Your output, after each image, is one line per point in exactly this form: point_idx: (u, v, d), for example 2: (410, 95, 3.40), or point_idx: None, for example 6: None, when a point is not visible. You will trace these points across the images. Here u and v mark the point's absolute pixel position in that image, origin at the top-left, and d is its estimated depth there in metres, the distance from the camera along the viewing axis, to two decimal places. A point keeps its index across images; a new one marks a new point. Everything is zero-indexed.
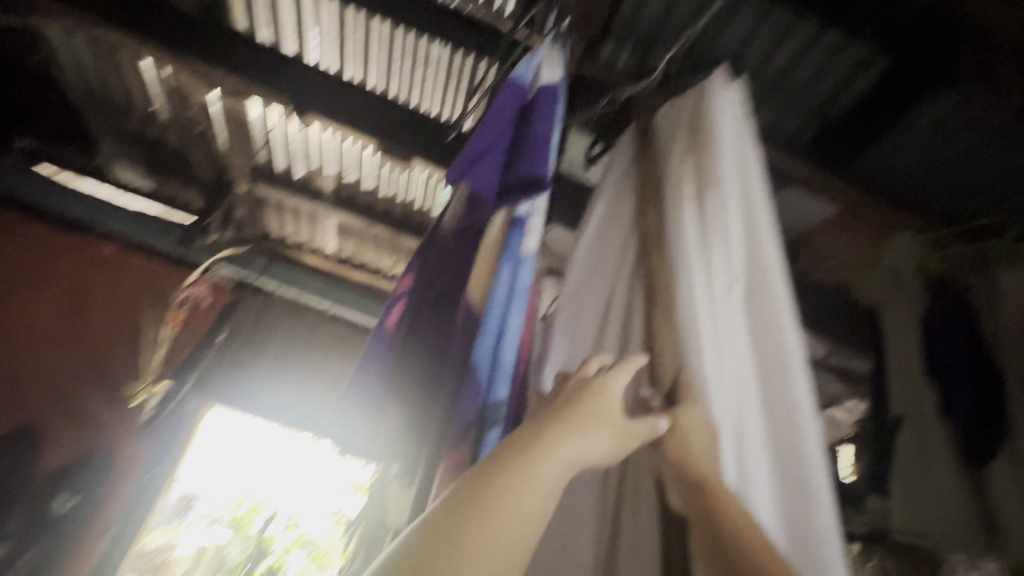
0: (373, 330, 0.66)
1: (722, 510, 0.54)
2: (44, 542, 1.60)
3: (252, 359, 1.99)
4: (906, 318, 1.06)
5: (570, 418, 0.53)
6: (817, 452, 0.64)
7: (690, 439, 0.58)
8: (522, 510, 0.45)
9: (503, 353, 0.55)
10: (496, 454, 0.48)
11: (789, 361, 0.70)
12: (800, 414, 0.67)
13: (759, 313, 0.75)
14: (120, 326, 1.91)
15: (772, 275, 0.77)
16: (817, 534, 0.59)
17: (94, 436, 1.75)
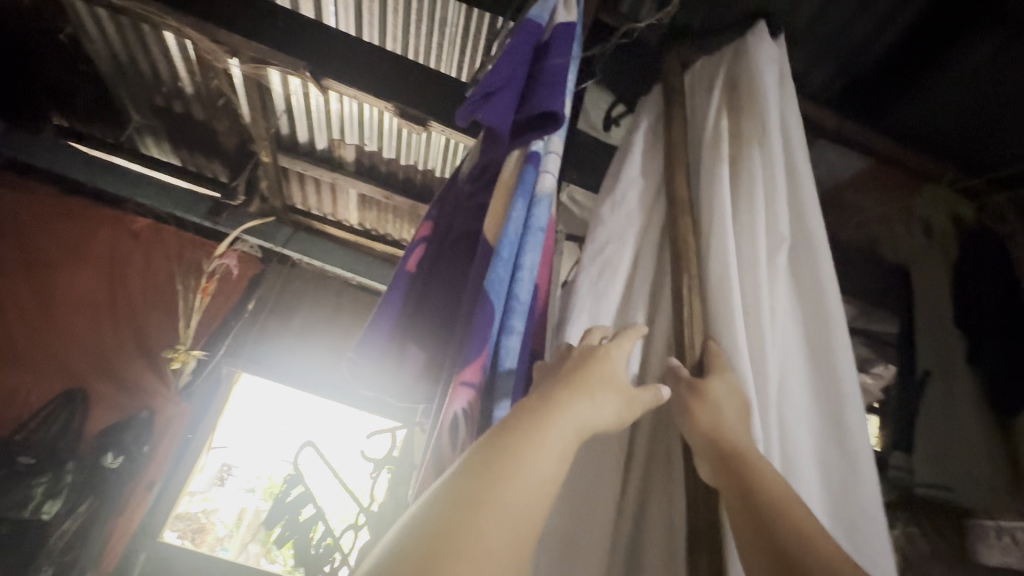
0: (393, 275, 0.66)
1: (758, 482, 0.40)
2: (98, 492, 1.72)
3: (280, 326, 2.17)
4: (937, 271, 1.01)
5: (573, 379, 0.46)
6: (868, 451, 0.49)
7: (723, 409, 0.46)
8: (533, 479, 0.37)
9: (518, 287, 0.53)
10: (494, 423, 0.41)
11: (833, 334, 0.55)
12: (848, 401, 0.51)
13: (806, 285, 0.59)
14: (157, 292, 2.00)
15: (816, 243, 0.60)
16: (866, 543, 0.45)
17: (139, 398, 1.86)
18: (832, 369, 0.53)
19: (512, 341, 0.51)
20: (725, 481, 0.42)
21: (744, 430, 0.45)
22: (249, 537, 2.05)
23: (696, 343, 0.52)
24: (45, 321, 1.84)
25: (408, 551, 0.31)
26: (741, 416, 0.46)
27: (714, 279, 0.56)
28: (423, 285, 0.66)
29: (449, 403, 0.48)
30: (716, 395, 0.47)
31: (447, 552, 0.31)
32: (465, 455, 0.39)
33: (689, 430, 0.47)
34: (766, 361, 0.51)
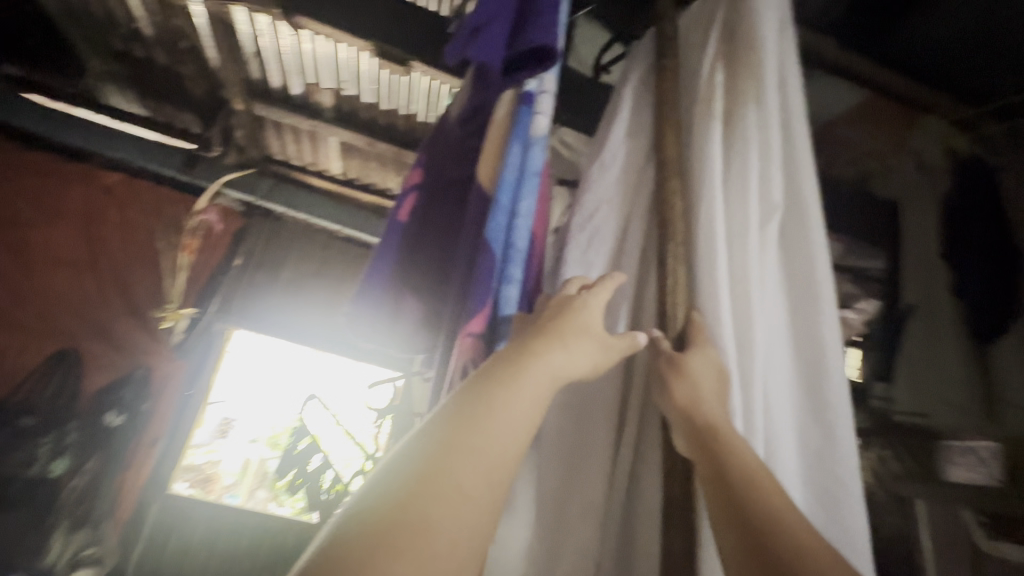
0: (387, 226, 0.66)
1: (731, 464, 0.41)
2: (105, 449, 1.75)
3: (267, 280, 2.13)
4: (926, 206, 1.01)
5: (549, 330, 0.46)
6: (848, 419, 0.50)
7: (699, 384, 0.46)
8: (511, 425, 0.38)
9: (515, 235, 0.52)
10: (468, 382, 0.41)
11: (819, 303, 0.54)
12: (829, 372, 0.51)
13: (792, 254, 0.58)
14: (137, 249, 1.94)
15: (809, 209, 0.58)
16: (839, 508, 0.47)
17: (132, 356, 1.86)
18: (818, 337, 0.53)
19: (512, 290, 0.51)
20: (702, 462, 0.43)
21: (719, 408, 0.45)
22: (256, 483, 2.10)
23: (679, 313, 0.52)
24: (25, 283, 1.79)
25: (389, 496, 0.33)
26: (719, 392, 0.47)
27: (703, 244, 0.54)
28: (415, 237, 0.64)
29: (458, 357, 0.50)
30: (694, 369, 0.47)
31: (427, 499, 0.33)
32: (446, 400, 0.40)
33: (668, 405, 0.48)
34: (752, 336, 0.51)
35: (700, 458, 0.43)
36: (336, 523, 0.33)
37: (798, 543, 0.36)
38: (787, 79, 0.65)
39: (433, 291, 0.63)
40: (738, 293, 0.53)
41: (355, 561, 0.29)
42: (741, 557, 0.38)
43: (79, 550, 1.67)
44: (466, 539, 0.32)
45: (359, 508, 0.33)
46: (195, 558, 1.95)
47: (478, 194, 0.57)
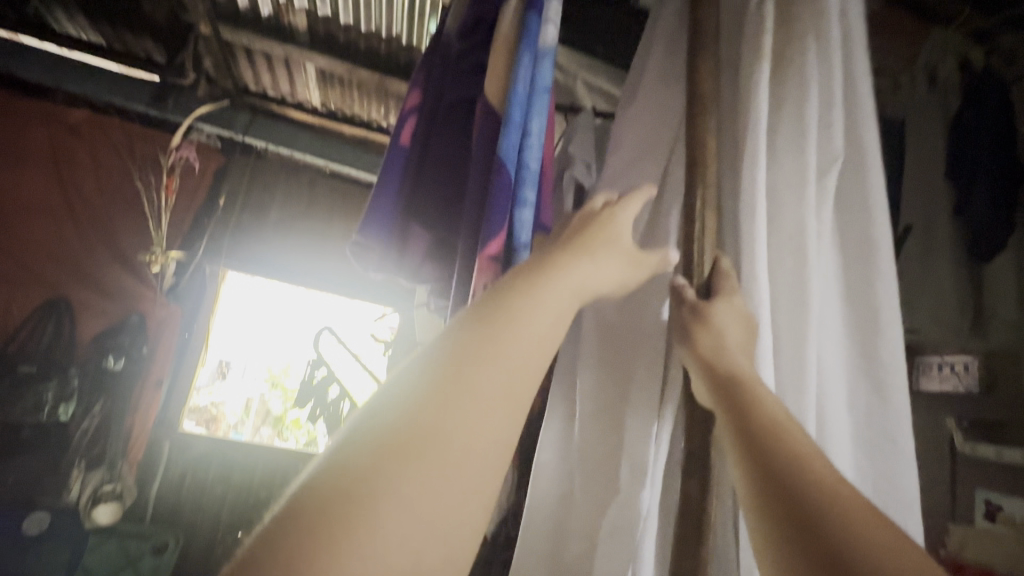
0: (388, 153, 0.62)
1: (752, 412, 0.40)
2: (110, 392, 1.78)
3: (256, 222, 2.05)
4: (934, 124, 0.99)
5: (578, 243, 0.47)
6: (901, 379, 0.50)
7: (725, 332, 0.46)
8: (526, 346, 0.37)
9: (528, 155, 0.50)
10: (490, 296, 0.40)
11: (876, 263, 0.53)
12: (884, 332, 0.51)
13: (848, 212, 0.56)
14: (115, 192, 1.87)
15: (868, 155, 0.56)
16: (893, 467, 0.49)
17: (124, 303, 1.84)
18: (873, 297, 0.52)
19: (527, 213, 0.49)
20: (724, 410, 0.42)
21: (743, 355, 0.45)
22: (259, 422, 2.04)
23: (707, 261, 0.51)
24: (6, 234, 1.75)
25: (399, 410, 0.33)
26: (744, 341, 0.47)
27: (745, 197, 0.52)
28: (418, 165, 0.62)
29: (476, 278, 0.48)
30: (720, 320, 0.47)
31: (439, 415, 0.32)
32: (458, 317, 0.39)
33: (688, 354, 0.48)
34: (808, 292, 0.50)
35: (716, 395, 0.44)
36: (344, 431, 0.33)
37: (811, 470, 0.36)
38: (847, 3, 0.60)
39: (439, 220, 0.61)
40: (792, 249, 0.52)
41: (366, 469, 0.29)
42: (769, 507, 0.35)
43: (99, 487, 1.71)
44: (481, 457, 0.33)
45: (384, 412, 0.33)
46: (212, 492, 1.99)
47: (483, 110, 0.54)
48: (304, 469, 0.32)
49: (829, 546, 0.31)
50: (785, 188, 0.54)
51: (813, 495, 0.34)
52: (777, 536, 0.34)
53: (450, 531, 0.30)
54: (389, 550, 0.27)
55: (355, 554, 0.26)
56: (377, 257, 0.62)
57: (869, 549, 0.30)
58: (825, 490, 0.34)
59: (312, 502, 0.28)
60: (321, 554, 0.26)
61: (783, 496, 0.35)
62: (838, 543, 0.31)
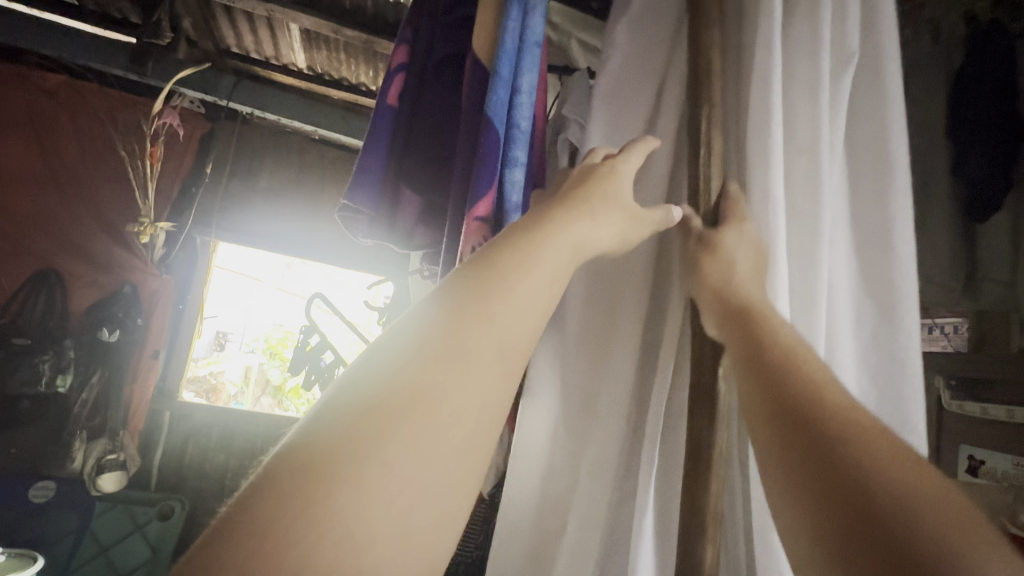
0: (374, 111, 0.59)
1: (771, 342, 0.41)
2: (106, 364, 1.78)
3: (247, 189, 2.04)
4: (937, 81, 0.96)
5: (577, 200, 0.46)
6: (913, 300, 0.49)
7: (735, 264, 0.47)
8: (518, 309, 0.37)
9: (518, 113, 0.49)
10: (482, 261, 0.39)
11: (892, 178, 0.52)
12: (899, 249, 0.50)
13: (865, 154, 0.54)
14: (98, 159, 1.83)
15: (893, 103, 0.53)
16: (902, 391, 0.48)
17: (114, 274, 1.81)
18: (889, 216, 0.51)
19: (517, 173, 0.49)
20: (740, 342, 0.43)
21: (754, 283, 0.46)
22: (259, 391, 2.13)
23: (713, 191, 0.51)
24: None
25: (381, 377, 0.32)
26: (755, 269, 0.47)
27: (755, 145, 0.50)
28: (407, 125, 0.60)
29: (465, 240, 0.47)
30: (729, 250, 0.47)
31: (430, 375, 0.32)
32: (447, 277, 0.38)
33: (699, 287, 0.49)
34: (822, 205, 0.49)
35: (726, 331, 0.45)
36: (333, 390, 0.33)
37: (828, 400, 0.36)
38: None
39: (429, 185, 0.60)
40: (804, 163, 0.51)
41: (356, 427, 0.30)
42: (786, 439, 0.35)
43: (102, 456, 1.72)
44: (473, 422, 0.32)
45: (367, 377, 0.32)
46: (214, 459, 2.01)
47: (470, 70, 0.53)
48: (294, 426, 0.32)
49: (837, 474, 0.31)
50: (798, 136, 0.51)
51: (830, 427, 0.34)
52: (791, 464, 0.34)
53: (442, 489, 0.30)
54: (380, 504, 0.28)
55: (346, 507, 0.27)
56: (366, 220, 0.60)
57: (881, 469, 0.31)
58: (836, 421, 0.34)
59: (301, 459, 0.28)
60: (307, 516, 0.26)
61: (802, 427, 0.35)
62: (842, 465, 0.31)
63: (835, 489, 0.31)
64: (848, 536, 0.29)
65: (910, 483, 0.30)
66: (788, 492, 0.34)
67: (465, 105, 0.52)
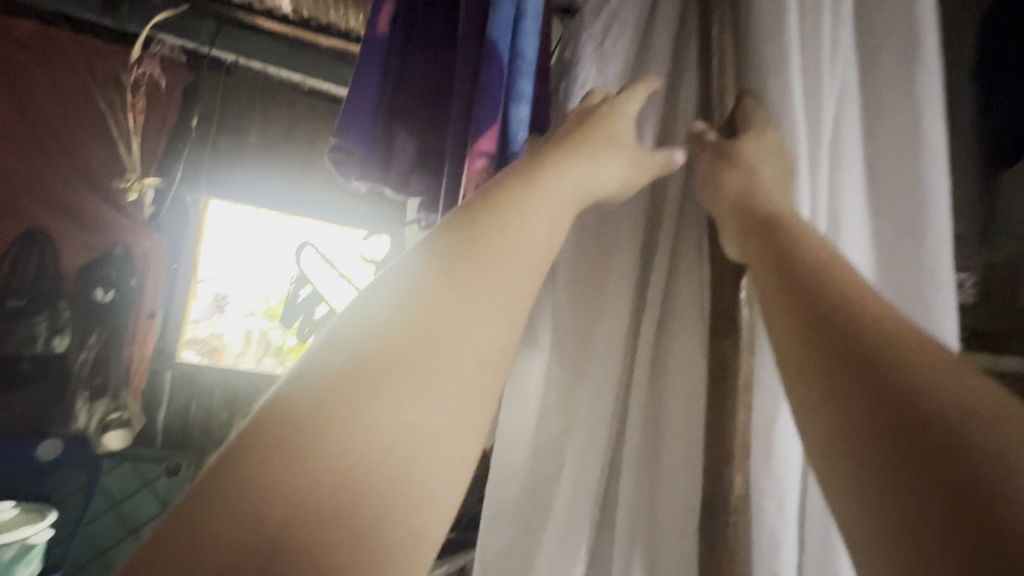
0: (364, 43, 0.54)
1: (802, 251, 0.40)
2: (103, 325, 1.75)
3: (234, 145, 1.91)
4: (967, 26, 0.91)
5: (574, 144, 0.46)
6: (943, 204, 0.49)
7: (757, 171, 0.46)
8: (512, 261, 0.38)
9: (524, 42, 0.45)
10: (476, 212, 0.40)
11: (918, 74, 0.52)
12: (927, 145, 0.50)
13: (888, 86, 0.54)
14: (79, 113, 1.74)
15: (924, 41, 0.52)
16: (931, 300, 0.47)
17: (105, 234, 1.77)
18: (918, 114, 0.51)
19: (523, 109, 0.45)
20: (761, 252, 0.42)
21: (777, 191, 0.45)
22: (262, 352, 2.07)
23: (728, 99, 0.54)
24: None
25: (379, 327, 0.34)
26: (775, 180, 0.46)
27: (772, 78, 0.49)
28: (400, 61, 0.55)
29: (468, 178, 0.44)
30: (750, 159, 0.46)
31: (410, 327, 0.34)
32: (429, 234, 0.40)
33: (716, 193, 0.48)
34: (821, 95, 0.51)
35: (752, 247, 0.43)
36: (324, 336, 0.35)
37: (861, 308, 0.35)
38: None
39: (428, 127, 0.56)
40: (810, 58, 0.52)
41: (339, 374, 0.32)
42: (824, 355, 0.35)
43: (105, 415, 1.74)
44: (472, 371, 0.35)
45: (363, 327, 0.34)
46: (219, 418, 2.02)
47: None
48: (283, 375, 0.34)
49: (888, 395, 0.30)
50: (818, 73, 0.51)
51: (867, 336, 0.33)
52: (834, 380, 0.33)
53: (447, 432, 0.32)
54: (362, 444, 0.30)
55: (329, 447, 0.29)
56: (358, 164, 0.54)
57: (931, 382, 0.30)
58: (875, 331, 0.34)
59: (303, 396, 0.31)
60: (310, 453, 0.29)
61: (840, 340, 0.34)
62: (894, 380, 0.31)
63: (880, 408, 0.30)
64: (888, 462, 0.29)
65: (961, 397, 0.29)
66: (818, 415, 0.34)
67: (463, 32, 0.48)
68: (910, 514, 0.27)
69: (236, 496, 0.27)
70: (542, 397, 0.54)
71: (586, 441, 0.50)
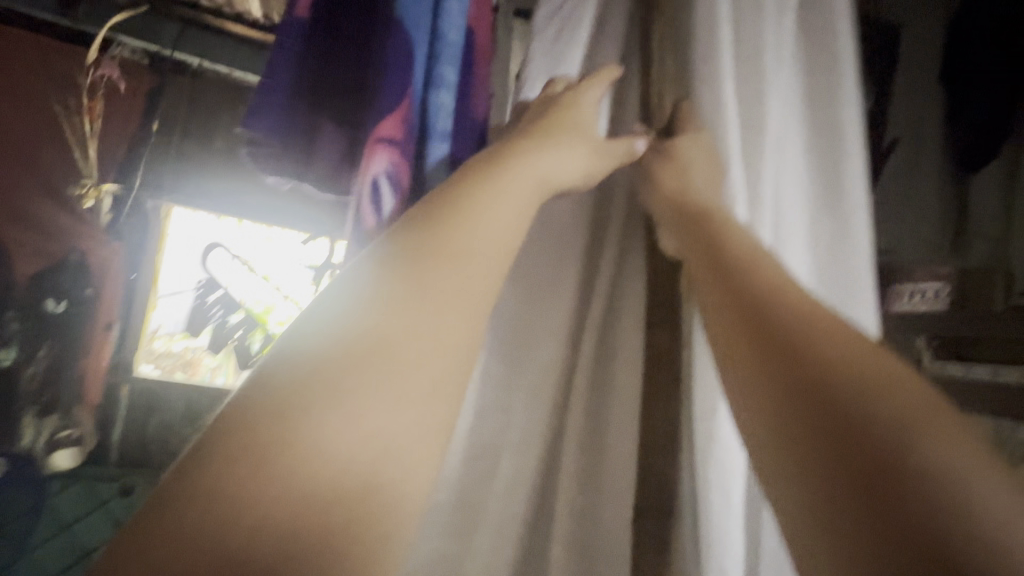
0: (283, 32, 0.55)
1: (742, 251, 0.44)
2: (54, 337, 1.69)
3: (201, 150, 1.85)
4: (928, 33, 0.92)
5: (541, 131, 0.48)
6: (862, 211, 0.56)
7: (691, 168, 0.50)
8: (471, 263, 0.39)
9: (446, 23, 0.48)
10: (432, 215, 0.40)
11: (839, 95, 0.59)
12: (849, 158, 0.57)
13: (818, 92, 0.60)
14: (34, 116, 1.67)
15: (839, 58, 0.60)
16: (854, 299, 0.54)
17: (60, 241, 1.70)
18: (840, 127, 0.58)
19: (444, 95, 0.48)
20: (693, 244, 0.47)
21: (707, 190, 0.49)
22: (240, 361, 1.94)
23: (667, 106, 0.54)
24: None
25: (328, 336, 0.34)
26: (708, 178, 0.50)
27: (704, 85, 0.52)
28: (323, 51, 0.55)
29: (370, 160, 0.44)
30: (685, 159, 0.50)
31: (384, 313, 0.35)
32: (391, 234, 0.39)
33: (656, 194, 0.52)
34: (761, 105, 0.55)
35: (689, 239, 0.47)
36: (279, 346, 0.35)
37: (802, 316, 0.39)
38: None
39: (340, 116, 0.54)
40: (751, 67, 0.56)
41: (316, 366, 0.33)
42: (763, 357, 0.38)
43: (55, 433, 1.68)
44: (417, 370, 0.35)
45: (306, 340, 0.34)
46: (182, 430, 1.91)
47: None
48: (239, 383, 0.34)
49: (829, 405, 0.34)
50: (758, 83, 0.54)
51: (807, 348, 0.37)
52: (777, 394, 0.37)
53: (397, 433, 0.33)
54: (360, 429, 0.32)
55: (326, 436, 0.31)
56: (273, 157, 0.55)
57: (866, 396, 0.33)
58: (816, 340, 0.37)
59: (263, 416, 0.31)
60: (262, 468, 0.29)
61: (783, 352, 0.37)
62: (836, 392, 0.34)
63: (835, 430, 0.33)
64: (855, 495, 0.31)
65: (909, 404, 0.33)
66: (752, 394, 0.38)
67: (376, 25, 0.52)
68: (865, 541, 0.30)
69: (253, 496, 0.28)
70: (478, 396, 0.54)
71: (524, 423, 0.54)
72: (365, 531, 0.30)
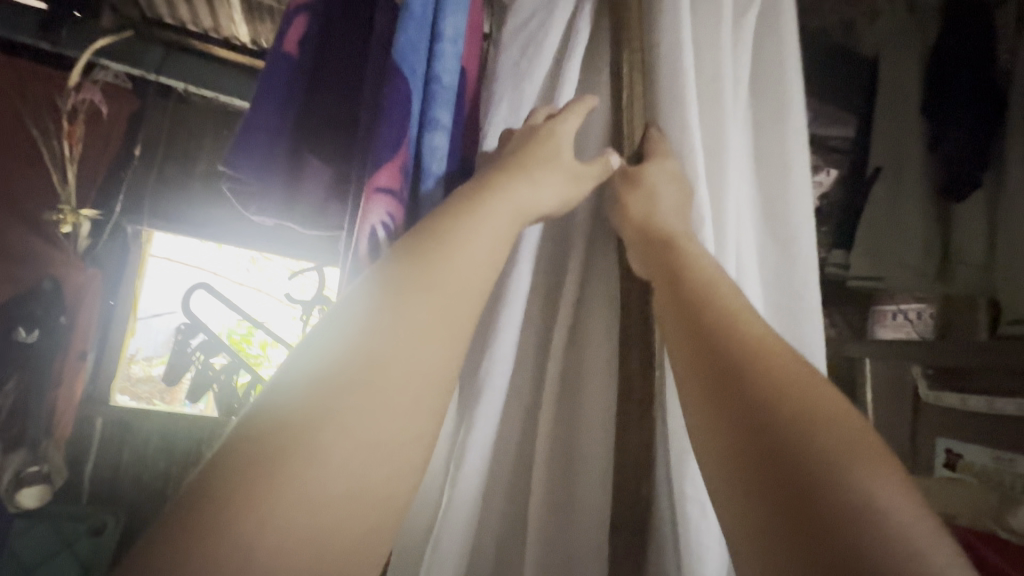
0: (270, 62, 0.53)
1: (713, 285, 0.42)
2: (21, 368, 1.57)
3: (182, 174, 1.92)
4: (905, 69, 0.96)
5: (519, 162, 0.46)
6: (807, 237, 0.55)
7: (657, 194, 0.48)
8: (444, 306, 0.36)
9: (440, 64, 0.48)
10: (411, 256, 0.37)
11: (788, 120, 0.58)
12: (791, 187, 0.56)
13: (762, 121, 0.60)
14: (10, 141, 1.62)
15: (787, 85, 0.59)
16: (800, 326, 0.53)
17: (32, 268, 1.62)
18: (783, 150, 0.57)
19: (438, 137, 0.46)
20: (659, 271, 0.45)
21: (675, 217, 0.47)
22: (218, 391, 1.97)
23: (637, 131, 0.54)
24: None
25: (298, 390, 0.31)
26: (676, 204, 0.49)
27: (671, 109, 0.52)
28: (308, 84, 0.55)
29: (368, 210, 0.43)
30: (651, 183, 0.49)
31: (370, 334, 0.34)
32: (368, 277, 0.37)
33: (623, 218, 0.50)
34: (724, 129, 0.54)
35: (656, 266, 0.46)
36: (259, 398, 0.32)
37: (768, 356, 0.37)
38: None
39: (330, 155, 0.56)
40: (714, 91, 0.55)
41: (308, 383, 0.31)
42: (714, 396, 0.37)
43: (21, 470, 1.50)
44: (392, 427, 0.32)
45: (274, 398, 0.31)
46: (154, 468, 1.90)
47: (381, 17, 0.50)
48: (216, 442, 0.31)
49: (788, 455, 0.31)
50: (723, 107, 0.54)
51: (758, 389, 0.35)
52: (739, 439, 0.34)
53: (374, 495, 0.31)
54: (349, 446, 0.30)
55: (307, 479, 0.28)
56: (258, 194, 0.55)
57: (829, 446, 0.31)
58: (770, 380, 0.35)
59: (220, 485, 0.28)
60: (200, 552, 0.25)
61: (738, 393, 0.36)
62: (803, 439, 0.32)
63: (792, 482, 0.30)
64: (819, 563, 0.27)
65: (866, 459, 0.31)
66: (705, 417, 0.37)
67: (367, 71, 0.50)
68: None
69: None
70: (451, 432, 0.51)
71: (491, 464, 0.50)
72: (344, 549, 0.29)
